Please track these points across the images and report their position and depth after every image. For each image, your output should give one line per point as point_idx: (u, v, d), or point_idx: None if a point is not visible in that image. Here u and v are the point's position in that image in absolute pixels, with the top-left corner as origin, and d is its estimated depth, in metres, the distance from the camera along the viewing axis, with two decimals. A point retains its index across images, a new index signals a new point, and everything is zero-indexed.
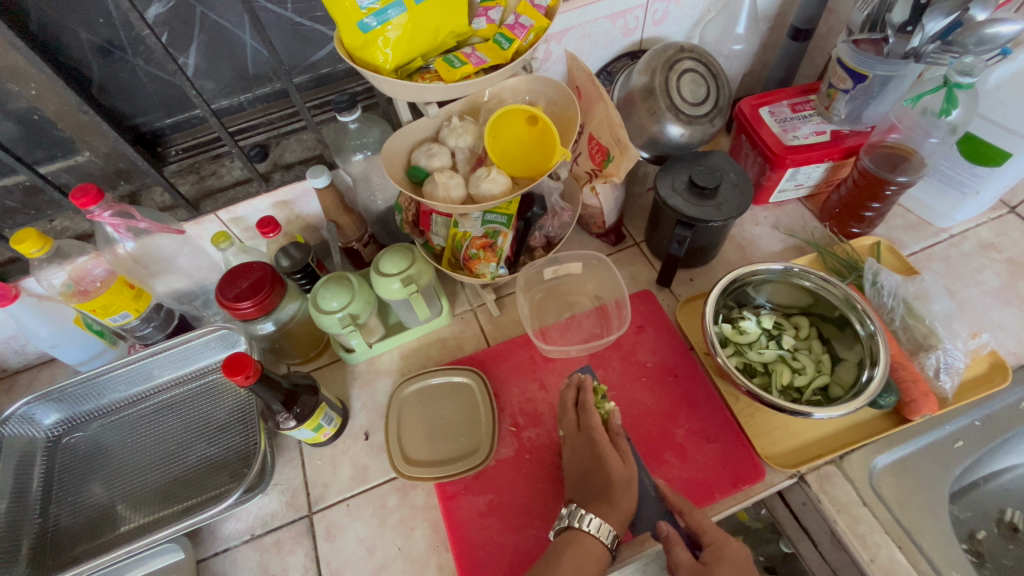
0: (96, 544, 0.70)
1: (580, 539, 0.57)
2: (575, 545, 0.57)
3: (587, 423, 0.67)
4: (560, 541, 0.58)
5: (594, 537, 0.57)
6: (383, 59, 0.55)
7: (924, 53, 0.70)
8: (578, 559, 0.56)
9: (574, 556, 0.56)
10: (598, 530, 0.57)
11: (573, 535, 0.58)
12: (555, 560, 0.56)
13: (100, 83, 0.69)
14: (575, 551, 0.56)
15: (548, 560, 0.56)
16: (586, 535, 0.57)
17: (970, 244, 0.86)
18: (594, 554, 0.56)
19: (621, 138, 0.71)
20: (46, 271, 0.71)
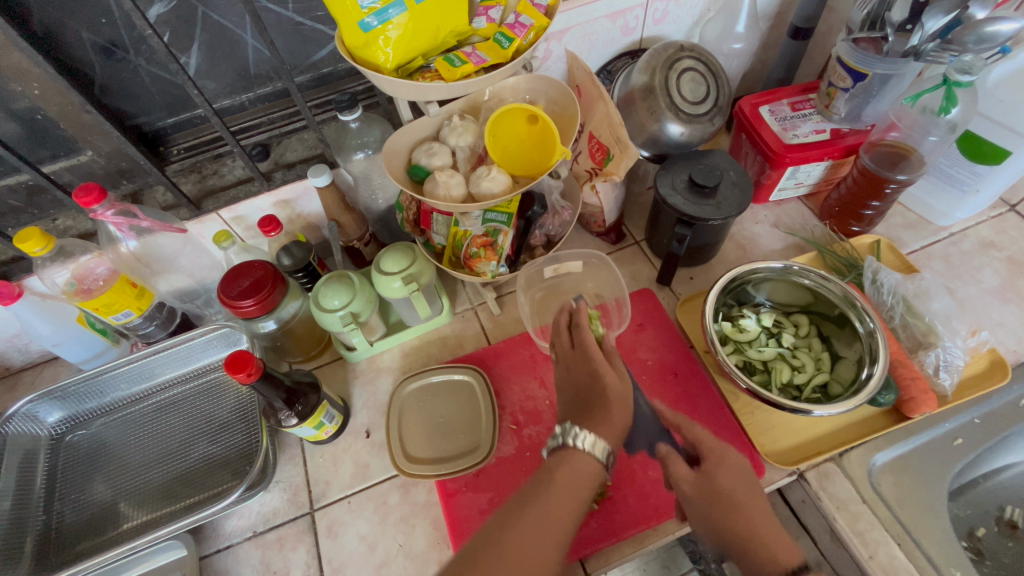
0: (100, 542, 0.70)
1: (574, 458, 0.52)
2: (568, 464, 0.52)
3: (580, 341, 0.65)
4: (552, 460, 0.53)
5: (588, 455, 0.52)
6: (384, 58, 0.56)
7: (924, 52, 0.70)
8: (573, 477, 0.51)
9: (569, 475, 0.51)
10: (593, 447, 0.53)
11: (566, 454, 0.53)
12: (549, 479, 0.51)
13: (103, 83, 0.70)
14: (570, 469, 0.52)
15: (541, 479, 0.52)
16: (579, 452, 0.52)
17: (970, 243, 0.86)
18: (589, 472, 0.52)
19: (621, 137, 0.72)
20: (49, 269, 0.71)
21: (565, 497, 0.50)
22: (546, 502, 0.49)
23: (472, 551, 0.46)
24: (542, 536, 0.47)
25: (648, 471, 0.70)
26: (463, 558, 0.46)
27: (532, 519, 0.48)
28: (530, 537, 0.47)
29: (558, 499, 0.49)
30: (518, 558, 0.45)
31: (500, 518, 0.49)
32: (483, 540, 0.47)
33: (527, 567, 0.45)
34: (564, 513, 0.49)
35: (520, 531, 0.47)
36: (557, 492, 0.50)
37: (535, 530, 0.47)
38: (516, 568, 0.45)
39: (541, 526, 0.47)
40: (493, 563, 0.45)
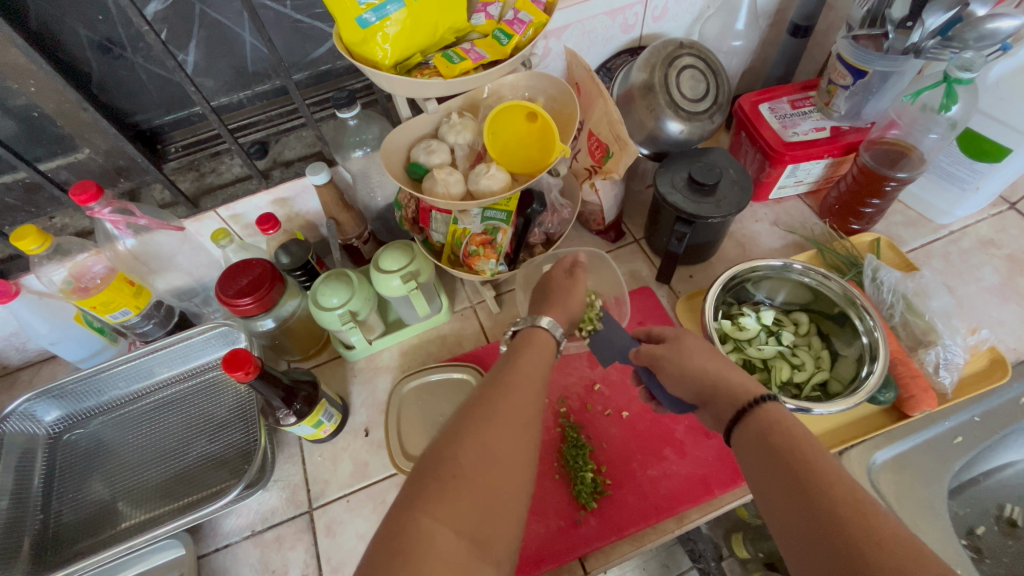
0: (98, 540, 0.70)
1: (537, 335, 0.56)
2: (533, 339, 0.56)
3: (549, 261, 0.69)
4: (518, 338, 0.56)
5: (547, 334, 0.57)
6: (382, 54, 0.55)
7: (924, 49, 0.69)
8: (537, 348, 0.54)
9: (535, 349, 0.54)
10: (552, 328, 0.57)
11: (530, 332, 0.57)
12: (517, 355, 0.53)
13: (100, 80, 0.69)
14: (532, 343, 0.55)
15: (514, 350, 0.54)
16: (541, 331, 0.57)
17: (970, 241, 0.86)
18: (549, 347, 0.56)
19: (621, 134, 0.71)
20: (46, 267, 0.71)
21: (536, 364, 0.52)
22: (522, 367, 0.51)
23: (465, 410, 0.46)
24: (526, 392, 0.48)
25: (648, 469, 0.69)
26: (458, 416, 0.45)
27: (514, 380, 0.49)
28: (517, 393, 0.47)
29: (532, 365, 0.52)
30: (511, 413, 0.45)
31: (484, 385, 0.49)
32: (474, 401, 0.46)
33: (518, 419, 0.45)
34: (538, 375, 0.51)
35: (506, 389, 0.47)
36: (529, 358, 0.53)
37: (519, 388, 0.48)
38: (499, 424, 0.44)
39: (523, 384, 0.49)
40: (489, 417, 0.44)
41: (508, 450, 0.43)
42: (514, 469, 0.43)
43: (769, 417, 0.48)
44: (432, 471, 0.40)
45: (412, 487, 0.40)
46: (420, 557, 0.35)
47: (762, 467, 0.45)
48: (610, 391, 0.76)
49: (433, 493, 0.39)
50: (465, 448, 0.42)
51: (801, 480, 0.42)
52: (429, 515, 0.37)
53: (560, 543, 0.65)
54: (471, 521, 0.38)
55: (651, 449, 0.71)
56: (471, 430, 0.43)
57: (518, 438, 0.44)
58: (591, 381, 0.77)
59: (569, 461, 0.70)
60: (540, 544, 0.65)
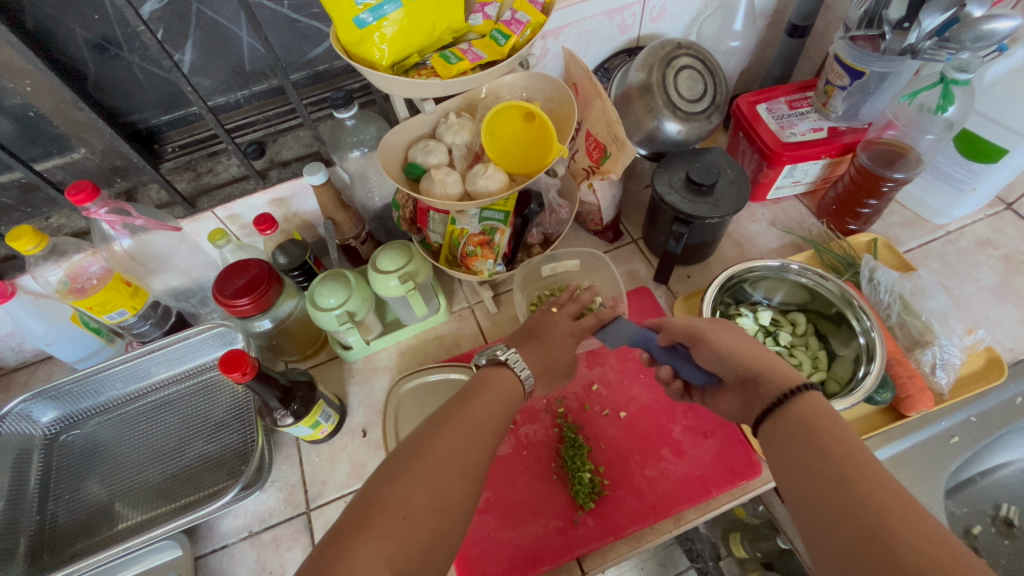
0: (94, 541, 0.70)
1: (502, 373, 0.57)
2: (497, 376, 0.56)
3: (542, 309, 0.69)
4: (482, 373, 0.57)
5: (512, 373, 0.57)
6: (379, 55, 0.55)
7: (921, 50, 0.70)
8: (505, 384, 0.56)
9: (498, 385, 0.55)
10: (519, 369, 0.57)
11: (497, 368, 0.57)
12: (484, 385, 0.55)
13: (96, 80, 0.69)
14: (497, 381, 0.56)
15: (477, 386, 0.55)
16: (507, 370, 0.57)
17: (967, 241, 0.86)
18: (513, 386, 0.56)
19: (619, 134, 0.71)
20: (42, 267, 0.70)
21: (495, 401, 0.53)
22: (477, 405, 0.52)
23: (411, 445, 0.47)
24: (477, 432, 0.49)
25: (645, 469, 0.70)
26: (404, 452, 0.47)
27: (466, 418, 0.50)
28: (465, 431, 0.49)
29: (488, 403, 0.53)
30: (456, 452, 0.47)
31: (435, 419, 0.50)
32: (423, 437, 0.48)
33: (463, 460, 0.47)
34: (493, 414, 0.52)
35: (456, 426, 0.49)
36: (489, 396, 0.54)
37: (471, 427, 0.49)
38: (448, 457, 0.46)
39: (475, 422, 0.50)
40: (443, 450, 0.47)
41: (449, 488, 0.44)
42: (454, 506, 0.44)
43: (808, 406, 0.46)
44: (368, 507, 0.42)
45: (350, 519, 0.42)
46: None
47: (793, 460, 0.45)
48: (609, 391, 0.76)
49: (366, 527, 0.41)
50: (403, 487, 0.43)
51: (836, 476, 0.41)
52: (361, 549, 0.40)
53: (558, 543, 0.65)
54: (401, 554, 0.40)
55: (650, 449, 0.71)
56: (413, 467, 0.45)
57: (462, 475, 0.46)
58: (590, 381, 0.77)
59: (568, 461, 0.70)
60: (539, 543, 0.65)
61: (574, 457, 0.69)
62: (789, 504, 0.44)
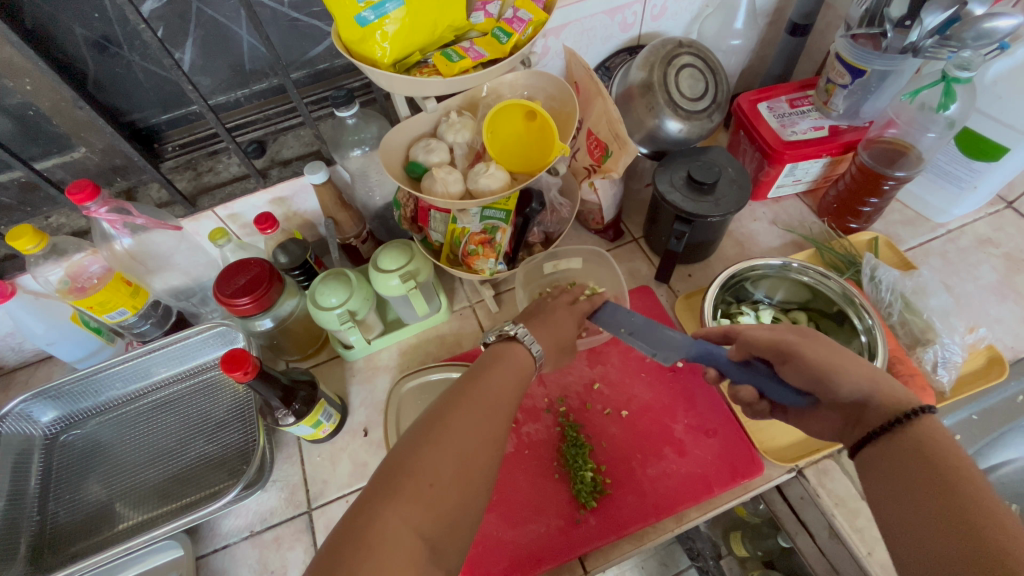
0: (95, 541, 0.70)
1: (515, 350, 0.57)
2: (510, 352, 0.57)
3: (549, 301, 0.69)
4: (496, 349, 0.57)
5: (524, 348, 0.58)
6: (381, 53, 0.55)
7: (922, 48, 0.69)
8: (519, 358, 0.57)
9: (512, 361, 0.56)
10: (530, 343, 0.58)
11: (509, 344, 0.58)
12: (499, 359, 0.56)
13: (96, 79, 0.69)
14: (510, 357, 0.56)
15: (493, 361, 0.55)
16: (520, 346, 0.58)
17: (968, 239, 0.87)
18: (525, 361, 0.57)
19: (620, 133, 0.71)
20: (42, 267, 0.70)
21: (510, 376, 0.54)
22: (492, 379, 0.52)
23: (433, 417, 0.47)
24: (496, 405, 0.50)
25: (647, 468, 0.69)
26: (425, 423, 0.47)
27: (485, 392, 0.50)
28: (483, 403, 0.49)
29: (504, 378, 0.53)
30: (478, 425, 0.47)
31: (455, 392, 0.50)
32: (444, 409, 0.48)
33: (484, 433, 0.47)
34: (508, 389, 0.52)
35: (476, 399, 0.49)
36: (505, 371, 0.54)
37: (490, 401, 0.50)
38: (469, 426, 0.47)
39: (492, 396, 0.50)
40: (464, 419, 0.47)
41: (473, 460, 0.45)
42: (477, 478, 0.45)
43: (926, 433, 0.43)
44: (395, 475, 0.42)
45: (377, 488, 0.42)
46: (373, 554, 0.38)
47: (900, 489, 0.42)
48: (610, 390, 0.76)
49: (394, 496, 0.41)
50: (428, 457, 0.43)
51: (954, 510, 0.38)
52: (388, 516, 0.40)
53: (560, 542, 0.65)
54: (427, 521, 0.41)
55: (651, 448, 0.71)
56: (438, 438, 0.45)
57: (484, 449, 0.46)
58: (591, 380, 0.77)
59: (570, 460, 0.70)
60: (541, 542, 0.65)
61: (575, 456, 0.69)
62: (887, 534, 0.41)
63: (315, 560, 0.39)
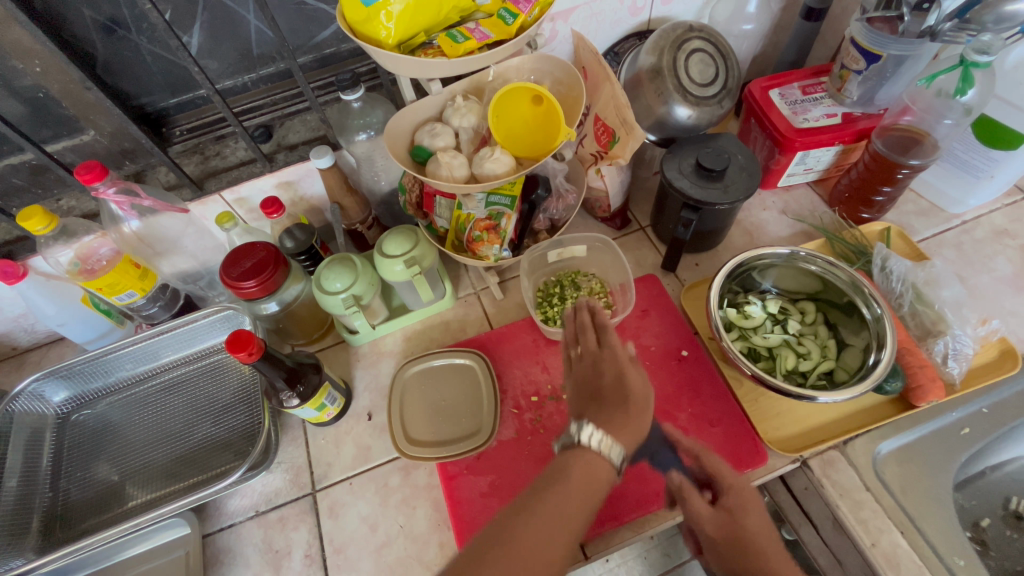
0: (105, 519, 0.71)
1: (587, 458, 0.52)
2: (581, 463, 0.52)
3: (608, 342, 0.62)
4: (563, 460, 0.53)
5: (601, 455, 0.52)
6: (386, 33, 0.54)
7: (940, 32, 0.68)
8: (585, 478, 0.51)
9: (579, 475, 0.51)
10: (606, 449, 0.52)
11: (578, 453, 0.53)
12: (564, 478, 0.51)
13: (105, 62, 0.69)
14: (581, 470, 0.52)
15: (553, 481, 0.51)
16: (591, 451, 0.52)
17: (983, 231, 0.85)
18: (593, 471, 0.52)
19: (628, 118, 0.70)
20: (53, 249, 0.71)
21: (574, 496, 0.50)
22: (558, 501, 0.49)
23: (486, 550, 0.46)
24: (557, 526, 0.47)
25: None
26: (482, 554, 0.46)
27: (535, 518, 0.48)
28: (554, 518, 0.48)
29: (566, 507, 0.49)
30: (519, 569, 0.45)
31: (501, 524, 0.48)
32: (492, 531, 0.48)
33: (541, 558, 0.46)
34: (574, 516, 0.49)
35: (522, 519, 0.48)
36: (569, 494, 0.50)
37: (548, 531, 0.47)
38: (534, 546, 0.46)
39: (561, 521, 0.48)
40: (511, 552, 0.45)
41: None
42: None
43: None
44: None
45: None
46: None
47: None
48: None
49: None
50: None
51: None
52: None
53: None
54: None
55: None
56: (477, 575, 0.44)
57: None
58: None
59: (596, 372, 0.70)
60: None
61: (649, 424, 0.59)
62: None
63: None
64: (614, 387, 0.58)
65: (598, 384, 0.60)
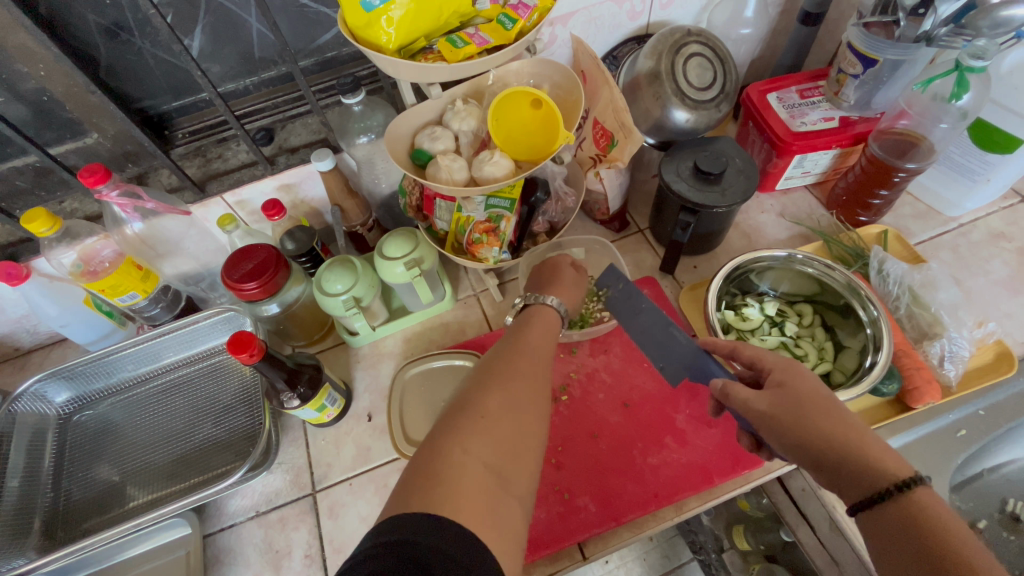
0: (107, 518, 0.72)
1: (540, 310, 0.60)
2: (539, 314, 0.59)
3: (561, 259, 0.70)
4: (524, 312, 0.59)
5: (550, 308, 0.60)
6: (386, 38, 0.55)
7: (936, 37, 0.69)
8: (545, 323, 0.58)
9: (547, 324, 0.58)
10: (556, 304, 0.60)
11: (535, 307, 0.60)
12: (530, 322, 0.57)
13: (108, 64, 0.69)
14: (541, 320, 0.58)
15: (518, 324, 0.57)
16: (545, 306, 0.60)
17: (980, 233, 0.85)
18: (554, 320, 0.59)
19: (626, 122, 0.71)
20: (57, 250, 0.72)
21: (542, 335, 0.56)
22: (532, 337, 0.55)
23: (488, 376, 0.48)
24: (536, 356, 0.52)
25: (649, 457, 0.70)
26: (484, 379, 0.48)
27: (526, 350, 0.52)
28: (535, 352, 0.52)
29: (546, 347, 0.54)
30: (524, 386, 0.48)
31: (493, 355, 0.52)
32: (484, 367, 0.50)
33: (533, 378, 0.49)
34: (548, 349, 0.54)
35: (512, 352, 0.51)
36: (535, 331, 0.56)
37: (530, 355, 0.52)
38: (524, 367, 0.50)
39: (537, 351, 0.53)
40: (508, 373, 0.48)
41: (522, 412, 0.46)
42: (529, 466, 0.44)
43: (915, 507, 0.40)
44: (459, 418, 0.44)
45: (439, 431, 0.43)
46: (457, 486, 0.39)
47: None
48: (611, 380, 0.76)
49: (462, 431, 0.43)
50: (491, 402, 0.45)
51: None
52: (460, 446, 0.41)
53: (559, 528, 0.66)
54: (496, 455, 0.42)
55: (653, 437, 0.71)
56: (488, 391, 0.46)
57: (535, 441, 0.46)
58: (592, 370, 0.77)
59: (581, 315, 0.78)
60: (541, 528, 0.66)
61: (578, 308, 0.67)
62: None
63: (391, 504, 0.39)
64: (556, 274, 0.67)
65: (552, 275, 0.67)
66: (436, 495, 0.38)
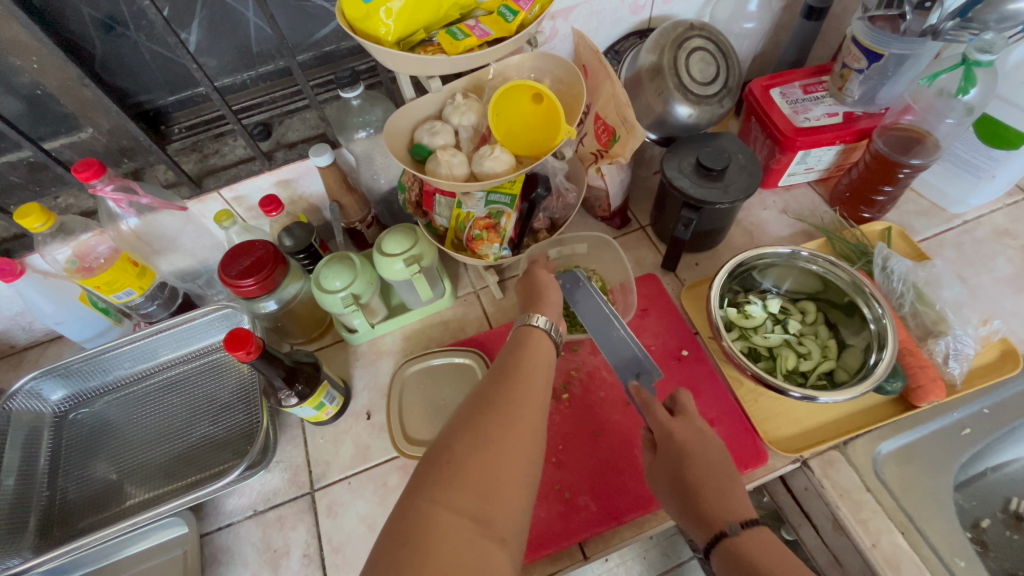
0: (103, 518, 0.71)
1: (534, 335, 0.58)
2: (531, 338, 0.58)
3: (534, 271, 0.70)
4: (515, 336, 0.59)
5: (545, 333, 0.59)
6: (385, 30, 0.54)
7: (942, 31, 0.68)
8: (537, 346, 0.57)
9: (535, 350, 0.56)
10: (547, 326, 0.60)
11: (528, 330, 0.59)
12: (520, 348, 0.56)
13: (103, 58, 0.68)
14: (533, 343, 0.57)
15: (507, 350, 0.56)
16: (537, 330, 0.59)
17: (984, 230, 0.85)
18: (545, 344, 0.58)
19: (629, 117, 0.70)
20: (51, 246, 0.71)
21: (532, 360, 0.55)
22: (521, 365, 0.53)
23: (467, 416, 0.47)
24: (524, 385, 0.50)
25: None
26: (463, 421, 0.46)
27: (512, 381, 0.50)
28: (523, 380, 0.51)
29: (533, 375, 0.52)
30: (505, 424, 0.46)
31: (478, 390, 0.50)
32: (468, 402, 0.49)
33: (521, 411, 0.48)
34: (538, 374, 0.53)
35: (499, 384, 0.50)
36: (524, 356, 0.55)
37: (516, 385, 0.50)
38: (510, 400, 0.48)
39: (526, 379, 0.51)
40: (489, 409, 0.47)
41: (505, 450, 0.44)
42: (512, 509, 0.43)
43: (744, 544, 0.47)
44: (434, 466, 0.43)
45: (417, 479, 0.43)
46: (433, 542, 0.38)
47: None
48: (612, 378, 0.75)
49: (434, 482, 0.41)
50: (466, 445, 0.44)
51: None
52: (433, 499, 0.40)
53: (560, 527, 0.65)
54: (472, 504, 0.41)
55: None
56: (464, 436, 0.45)
57: (518, 480, 0.44)
58: (593, 367, 0.77)
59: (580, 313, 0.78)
60: (542, 528, 0.65)
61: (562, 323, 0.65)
62: None
63: (370, 561, 0.39)
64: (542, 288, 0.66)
65: (538, 290, 0.66)
66: (410, 553, 0.37)
